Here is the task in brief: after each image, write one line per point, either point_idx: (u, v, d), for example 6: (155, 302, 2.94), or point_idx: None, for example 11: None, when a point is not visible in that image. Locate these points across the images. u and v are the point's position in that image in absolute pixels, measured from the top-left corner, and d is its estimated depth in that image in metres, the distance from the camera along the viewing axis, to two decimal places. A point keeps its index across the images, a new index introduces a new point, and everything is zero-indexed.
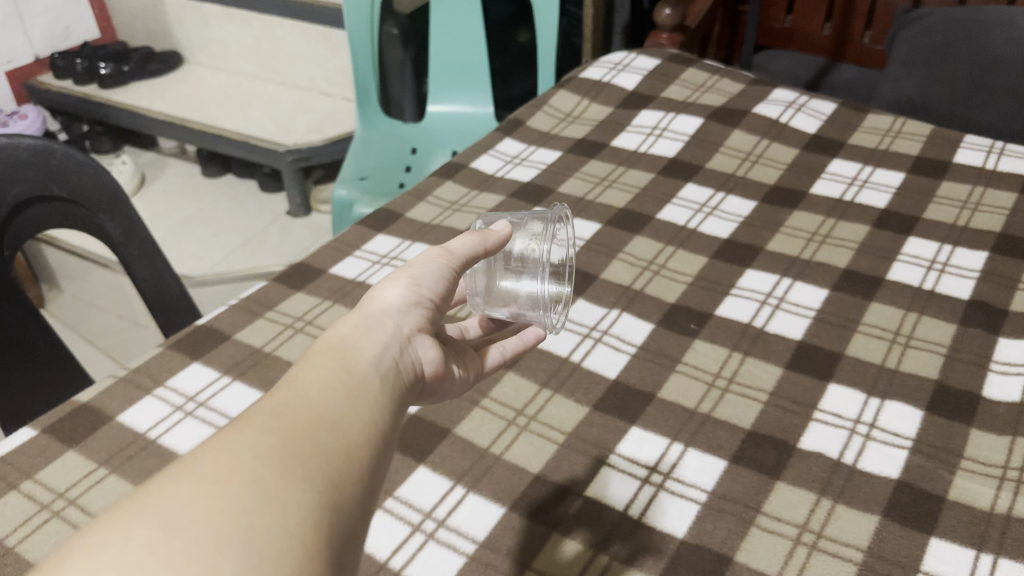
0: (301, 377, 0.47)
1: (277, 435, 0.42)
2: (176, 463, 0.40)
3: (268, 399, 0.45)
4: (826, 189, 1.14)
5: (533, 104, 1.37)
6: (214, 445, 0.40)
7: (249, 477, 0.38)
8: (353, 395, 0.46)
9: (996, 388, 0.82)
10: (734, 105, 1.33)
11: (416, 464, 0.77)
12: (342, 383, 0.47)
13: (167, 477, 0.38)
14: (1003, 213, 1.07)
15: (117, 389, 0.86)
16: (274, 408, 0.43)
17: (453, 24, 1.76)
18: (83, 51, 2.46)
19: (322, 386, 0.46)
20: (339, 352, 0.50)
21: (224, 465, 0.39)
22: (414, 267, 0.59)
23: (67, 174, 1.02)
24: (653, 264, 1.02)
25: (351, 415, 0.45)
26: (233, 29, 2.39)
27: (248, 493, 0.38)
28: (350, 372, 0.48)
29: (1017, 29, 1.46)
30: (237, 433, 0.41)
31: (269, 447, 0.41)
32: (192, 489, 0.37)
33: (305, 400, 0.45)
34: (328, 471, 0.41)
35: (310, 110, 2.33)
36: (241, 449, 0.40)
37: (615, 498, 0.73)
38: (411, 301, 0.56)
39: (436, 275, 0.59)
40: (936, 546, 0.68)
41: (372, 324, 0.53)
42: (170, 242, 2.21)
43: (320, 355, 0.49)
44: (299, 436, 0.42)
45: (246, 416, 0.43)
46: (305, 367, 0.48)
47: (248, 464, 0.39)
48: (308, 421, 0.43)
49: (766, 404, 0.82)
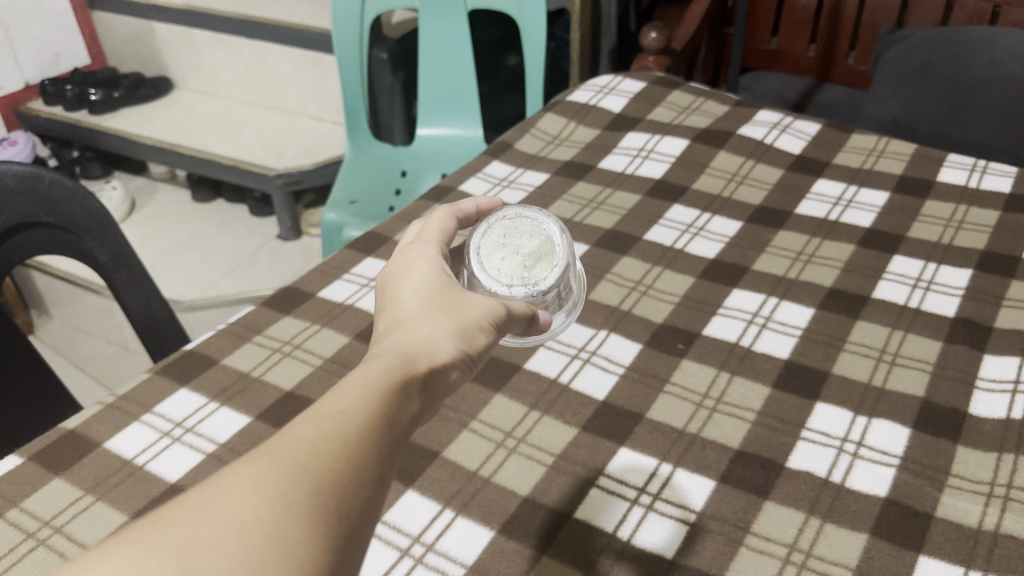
0: (347, 410, 0.45)
1: (308, 478, 0.41)
2: (208, 486, 0.40)
3: (309, 426, 0.44)
4: (811, 209, 1.15)
5: (520, 126, 1.37)
6: (244, 478, 0.40)
7: (272, 529, 0.38)
8: (391, 446, 0.45)
9: (983, 406, 0.83)
10: (719, 127, 1.34)
11: (403, 488, 0.76)
12: (384, 427, 0.45)
13: (193, 509, 0.38)
14: (986, 231, 1.08)
15: (104, 416, 0.85)
16: (313, 444, 0.42)
17: (440, 51, 1.78)
18: (74, 78, 2.47)
19: (364, 427, 0.45)
20: (386, 384, 0.48)
21: (248, 509, 0.38)
22: (473, 312, 0.58)
23: (55, 201, 1.02)
24: (640, 285, 1.03)
25: (384, 469, 0.44)
26: (223, 55, 2.41)
27: (267, 549, 0.37)
28: (392, 413, 0.47)
29: (998, 50, 1.49)
30: (269, 467, 0.41)
31: (296, 491, 0.40)
32: (213, 532, 0.37)
33: (345, 439, 0.43)
34: (346, 532, 0.40)
35: (300, 135, 2.34)
36: (269, 489, 0.40)
37: (604, 521, 0.73)
38: (462, 348, 0.55)
39: (489, 325, 0.58)
40: (925, 565, 0.68)
41: (418, 359, 0.52)
42: (160, 267, 2.21)
43: (366, 386, 0.48)
44: (329, 484, 0.41)
45: (283, 443, 0.42)
46: (350, 395, 0.46)
47: (273, 510, 0.39)
48: (343, 469, 0.42)
49: (753, 423, 0.82)
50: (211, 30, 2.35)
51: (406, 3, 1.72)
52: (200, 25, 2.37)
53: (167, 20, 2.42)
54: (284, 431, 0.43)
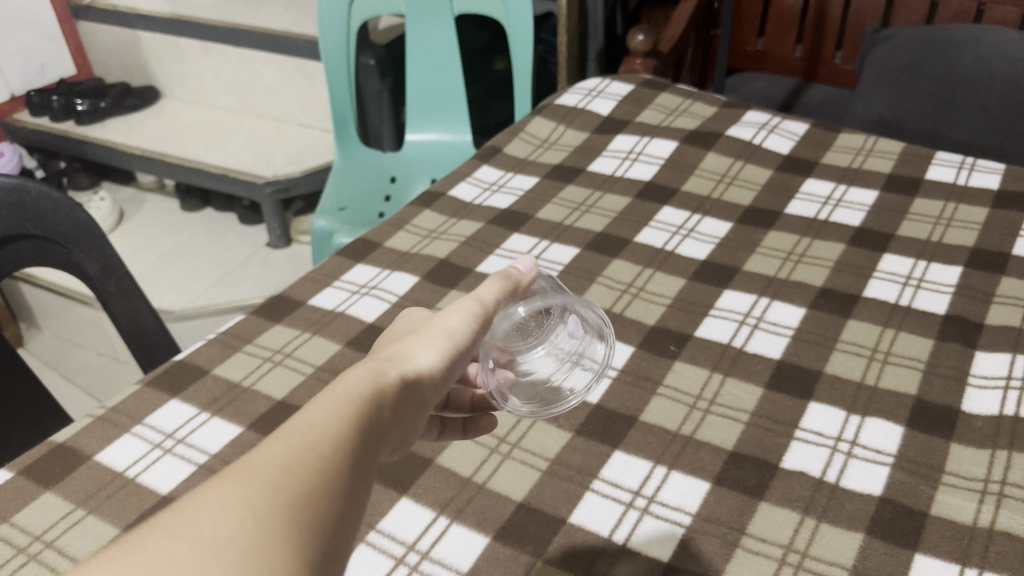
0: (320, 425, 0.45)
1: (282, 494, 0.40)
2: (179, 508, 0.38)
3: (281, 442, 0.43)
4: (801, 209, 1.15)
5: (509, 131, 1.37)
6: (215, 496, 0.39)
7: (249, 544, 0.37)
8: (362, 461, 0.45)
9: (975, 403, 0.83)
10: (707, 128, 1.34)
11: (398, 496, 0.76)
12: (355, 441, 0.45)
13: (165, 531, 0.37)
14: (975, 228, 1.08)
15: (94, 428, 0.84)
16: (285, 460, 0.42)
17: (428, 55, 1.78)
18: (60, 88, 2.46)
19: (335, 441, 0.44)
20: (357, 397, 0.48)
21: (222, 528, 0.37)
22: (445, 321, 0.58)
23: (42, 212, 1.01)
24: (632, 287, 1.03)
25: (356, 484, 0.43)
26: (210, 63, 2.40)
27: (245, 564, 0.36)
28: (364, 428, 0.46)
29: (983, 48, 1.50)
30: (240, 484, 0.40)
31: (270, 508, 0.39)
32: (188, 553, 0.36)
33: (317, 454, 0.43)
34: (320, 548, 0.39)
35: (288, 142, 2.33)
36: (241, 507, 0.39)
37: (599, 525, 0.73)
38: (437, 354, 0.55)
39: (463, 327, 0.58)
40: (921, 563, 0.68)
41: (390, 368, 0.52)
42: (150, 277, 2.20)
43: (339, 400, 0.47)
44: (302, 499, 0.40)
45: (254, 462, 0.41)
46: (320, 411, 0.46)
47: (246, 528, 0.38)
48: (316, 483, 0.41)
49: (747, 424, 0.82)
50: (198, 39, 2.35)
51: (392, 8, 1.72)
52: (186, 34, 2.36)
53: (153, 29, 2.40)
54: (254, 451, 0.43)
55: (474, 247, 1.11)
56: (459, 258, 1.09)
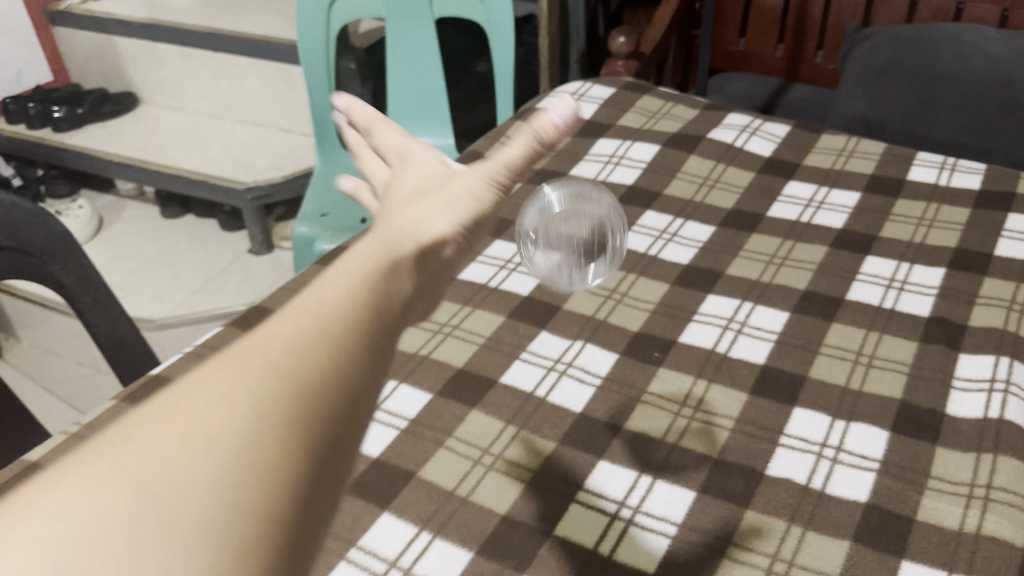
0: (331, 299, 0.34)
1: (281, 386, 0.30)
2: (164, 398, 0.30)
3: (288, 319, 0.33)
4: (783, 211, 1.15)
5: (489, 135, 1.36)
6: (205, 385, 0.30)
7: (240, 443, 0.29)
8: (389, 338, 0.34)
9: (959, 405, 0.82)
10: (689, 131, 1.33)
11: (379, 511, 0.75)
12: (380, 312, 0.34)
13: (142, 424, 0.29)
14: (957, 229, 1.08)
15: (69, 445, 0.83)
16: (289, 340, 0.32)
17: (408, 61, 1.76)
18: (36, 94, 2.42)
19: (354, 311, 0.34)
20: (377, 264, 0.36)
21: (210, 421, 0.29)
22: (465, 178, 0.45)
23: (16, 224, 0.99)
24: (616, 292, 1.02)
25: (384, 363, 0.33)
26: (189, 68, 2.37)
27: (231, 470, 0.28)
28: (387, 303, 0.35)
29: (963, 46, 1.50)
30: (232, 373, 0.31)
31: (271, 399, 0.30)
32: (167, 449, 0.28)
33: (330, 333, 0.32)
34: (326, 450, 0.30)
35: (269, 147, 2.32)
36: (231, 398, 0.30)
37: (585, 537, 0.72)
38: (460, 220, 0.42)
39: (484, 185, 0.45)
40: (909, 569, 0.68)
41: (404, 237, 0.39)
42: (130, 286, 2.17)
43: (355, 272, 0.36)
44: (301, 391, 0.30)
45: (255, 342, 0.32)
46: (336, 280, 0.35)
47: (238, 425, 0.29)
48: (328, 366, 0.31)
49: (732, 431, 0.82)
50: (176, 44, 2.32)
51: (372, 13, 1.72)
52: (164, 39, 2.33)
53: (131, 35, 2.37)
54: (258, 331, 0.33)
55: None
56: None
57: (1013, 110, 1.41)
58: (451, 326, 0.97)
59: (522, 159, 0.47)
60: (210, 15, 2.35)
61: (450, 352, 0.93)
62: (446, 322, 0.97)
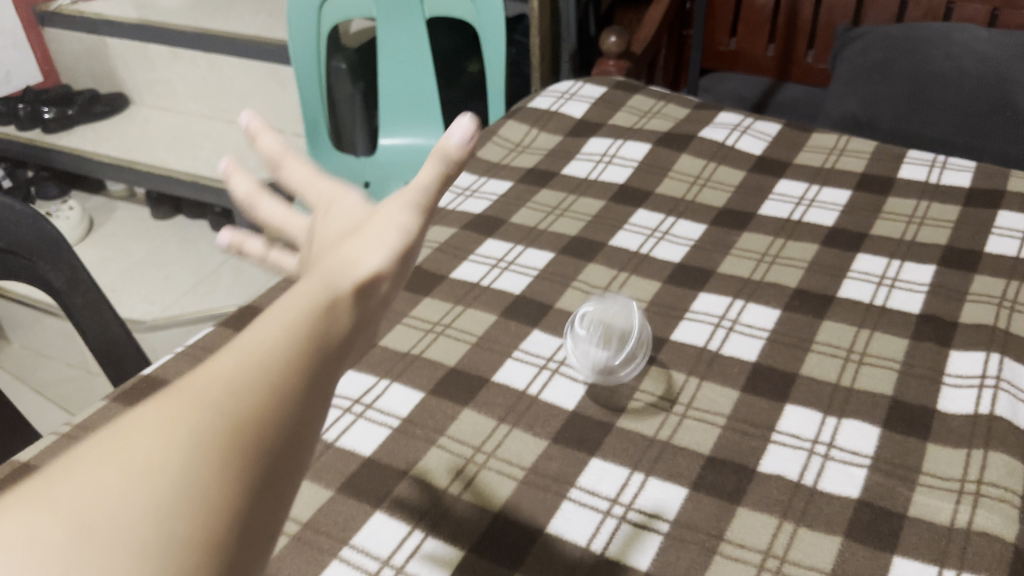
0: (272, 335, 0.35)
1: (219, 422, 0.32)
2: (109, 432, 0.31)
3: (229, 357, 0.34)
4: (774, 210, 1.15)
5: (481, 135, 1.36)
6: (148, 420, 0.32)
7: (180, 477, 0.30)
8: (330, 375, 0.35)
9: (950, 402, 0.83)
10: (680, 130, 1.34)
11: (372, 510, 0.75)
12: (320, 346, 0.35)
13: (90, 456, 0.30)
14: (947, 226, 1.09)
15: (59, 447, 0.82)
16: (229, 378, 0.33)
17: (399, 61, 1.76)
18: (26, 96, 2.41)
19: (294, 346, 0.35)
20: (314, 303, 0.37)
21: (151, 456, 0.30)
22: (387, 211, 0.42)
23: (5, 224, 0.98)
24: (608, 291, 1.01)
25: (319, 399, 0.34)
26: (179, 69, 2.37)
27: (169, 503, 0.29)
28: (323, 341, 0.36)
29: (953, 45, 1.51)
30: (175, 407, 0.32)
31: (209, 436, 0.31)
32: (108, 481, 0.29)
33: (269, 369, 0.34)
34: (261, 482, 0.31)
35: (261, 148, 2.31)
36: (172, 432, 0.31)
37: (577, 534, 0.72)
38: (390, 255, 0.40)
39: (408, 215, 0.42)
40: (900, 565, 0.68)
41: (334, 279, 0.38)
42: (120, 287, 2.16)
43: (294, 310, 0.36)
44: (238, 430, 0.32)
45: (197, 378, 0.33)
46: (276, 315, 0.36)
47: (178, 457, 0.30)
48: (263, 405, 0.32)
49: (723, 428, 0.82)
50: (166, 45, 2.31)
51: (363, 13, 1.71)
52: (154, 40, 2.32)
53: (120, 35, 2.37)
54: (200, 367, 0.34)
55: (447, 253, 1.09)
56: (432, 265, 1.07)
57: (1002, 109, 1.42)
58: (444, 325, 0.97)
59: (438, 183, 0.42)
60: (201, 15, 2.34)
61: (443, 351, 0.93)
62: (438, 321, 0.97)
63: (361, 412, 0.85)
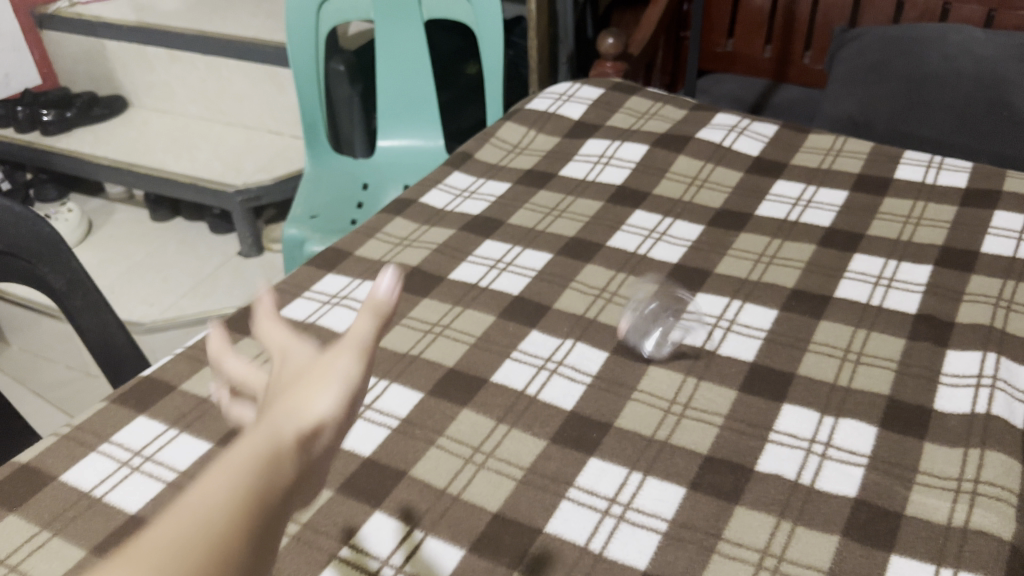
0: (212, 494, 0.31)
1: None
2: None
3: (164, 525, 0.30)
4: (771, 210, 1.15)
5: (479, 136, 1.36)
6: None
7: None
8: (275, 536, 0.31)
9: (947, 401, 0.83)
10: (678, 131, 1.34)
11: (371, 510, 0.75)
12: (262, 506, 0.31)
13: None
14: (944, 227, 1.09)
15: (59, 448, 0.83)
16: (157, 551, 0.29)
17: (397, 62, 1.77)
18: (25, 98, 2.43)
19: (235, 504, 0.31)
20: (257, 456, 0.33)
21: None
22: (331, 360, 0.38)
23: (4, 226, 0.99)
24: (606, 291, 1.02)
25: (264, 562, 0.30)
26: (178, 71, 2.37)
27: None
28: (268, 501, 0.32)
29: (949, 46, 1.52)
30: None
31: None
32: None
33: (209, 540, 0.29)
34: None
35: (259, 149, 2.32)
36: None
37: (576, 533, 0.72)
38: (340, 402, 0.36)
39: (352, 363, 0.37)
40: (898, 564, 0.68)
41: (279, 434, 0.34)
42: (119, 289, 2.17)
43: (236, 466, 0.32)
44: None
45: (124, 553, 0.29)
46: (211, 474, 0.32)
47: None
48: (207, 573, 0.28)
49: (721, 428, 0.82)
50: (164, 47, 2.31)
51: (361, 16, 1.72)
52: (153, 43, 2.32)
53: (118, 38, 2.37)
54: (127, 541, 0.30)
55: (446, 254, 1.10)
56: (431, 266, 1.07)
57: (998, 109, 1.42)
58: (442, 326, 0.97)
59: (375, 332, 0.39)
60: (200, 17, 2.35)
61: (441, 352, 0.93)
62: (437, 322, 0.98)
63: (360, 413, 0.85)
